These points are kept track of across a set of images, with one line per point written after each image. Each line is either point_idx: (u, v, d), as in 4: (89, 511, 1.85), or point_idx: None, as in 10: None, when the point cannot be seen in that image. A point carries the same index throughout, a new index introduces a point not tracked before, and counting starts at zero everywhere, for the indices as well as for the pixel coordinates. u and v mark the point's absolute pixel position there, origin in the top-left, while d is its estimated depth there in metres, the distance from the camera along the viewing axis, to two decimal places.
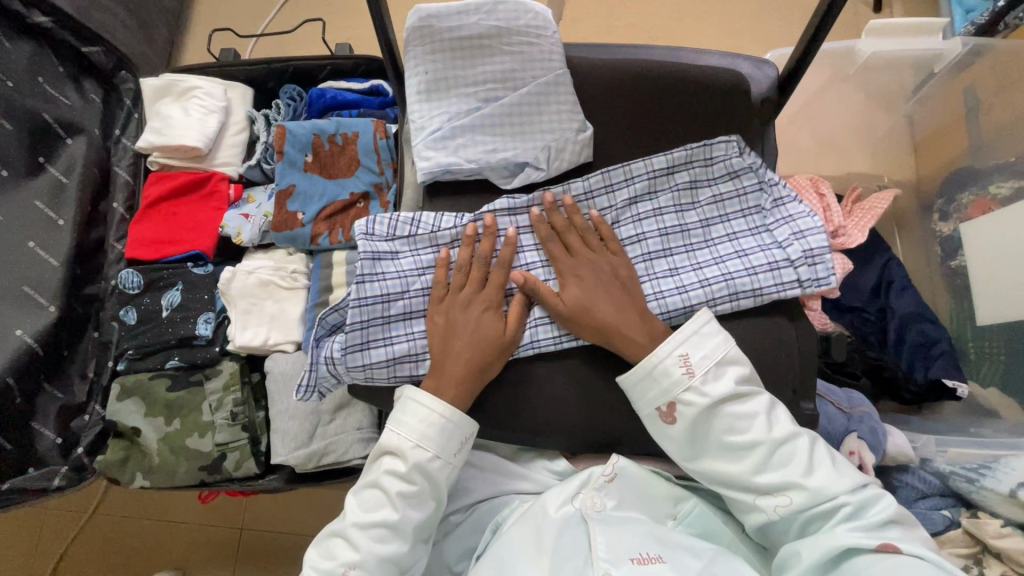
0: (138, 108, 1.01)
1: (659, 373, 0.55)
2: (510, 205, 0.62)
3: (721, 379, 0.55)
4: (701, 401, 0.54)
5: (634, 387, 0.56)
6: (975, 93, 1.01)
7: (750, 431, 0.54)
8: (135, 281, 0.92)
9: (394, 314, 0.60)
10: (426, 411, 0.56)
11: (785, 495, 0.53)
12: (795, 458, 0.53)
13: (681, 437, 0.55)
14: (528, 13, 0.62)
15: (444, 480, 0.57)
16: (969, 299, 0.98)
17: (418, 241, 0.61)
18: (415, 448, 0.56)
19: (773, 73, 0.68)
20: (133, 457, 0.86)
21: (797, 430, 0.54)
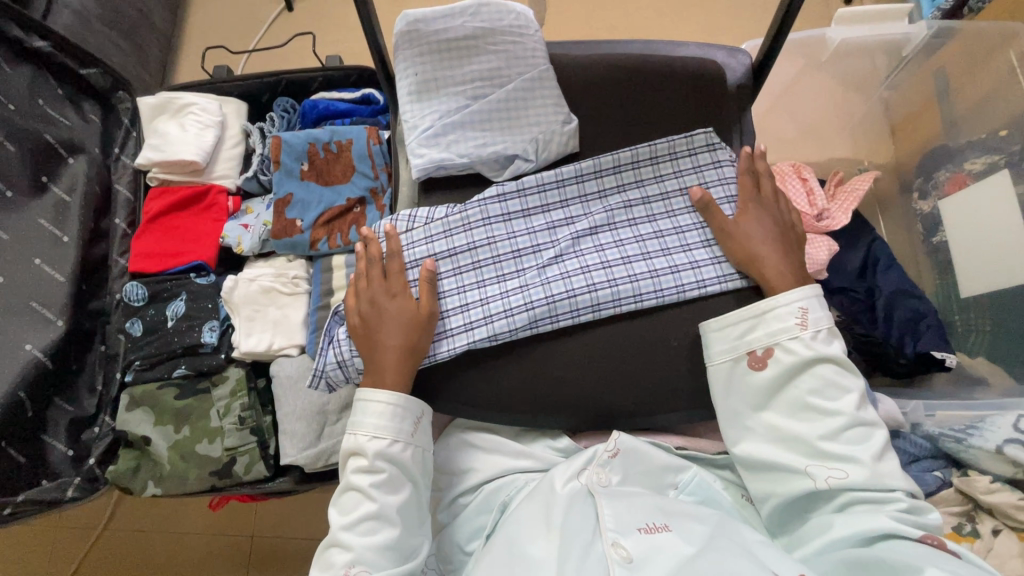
0: (136, 126, 1.03)
1: (771, 315, 0.59)
2: (504, 197, 0.64)
3: (826, 344, 0.58)
4: (803, 353, 0.57)
5: (734, 322, 0.60)
6: (945, 76, 1.05)
7: (836, 400, 0.56)
8: (140, 293, 0.94)
9: None
10: (376, 403, 0.58)
11: (840, 468, 0.54)
12: (867, 441, 0.55)
13: (766, 382, 0.58)
14: (511, 14, 0.66)
15: (411, 460, 0.59)
16: (952, 272, 1.01)
17: (415, 234, 0.64)
18: (371, 440, 0.58)
19: (747, 60, 0.71)
20: (144, 466, 0.88)
21: (878, 422, 0.56)
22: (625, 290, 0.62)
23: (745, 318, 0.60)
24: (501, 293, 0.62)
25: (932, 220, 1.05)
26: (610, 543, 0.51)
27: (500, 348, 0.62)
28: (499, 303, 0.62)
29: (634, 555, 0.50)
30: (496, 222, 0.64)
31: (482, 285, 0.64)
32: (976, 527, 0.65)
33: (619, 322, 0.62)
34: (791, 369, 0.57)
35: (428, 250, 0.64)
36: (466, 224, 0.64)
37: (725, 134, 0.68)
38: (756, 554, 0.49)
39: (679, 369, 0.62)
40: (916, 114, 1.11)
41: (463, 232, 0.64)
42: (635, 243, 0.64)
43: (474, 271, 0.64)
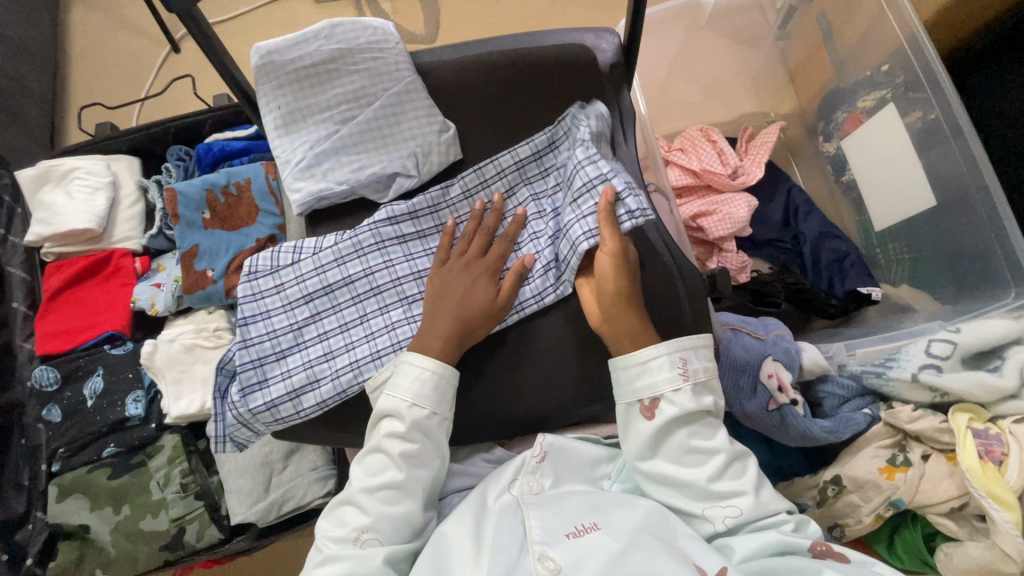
0: (20, 202, 0.97)
1: (654, 366, 0.56)
2: (390, 214, 0.62)
3: (702, 394, 0.56)
4: (685, 406, 0.55)
5: (622, 370, 0.57)
6: (826, 18, 1.05)
7: (713, 439, 0.55)
8: (51, 376, 0.89)
9: (286, 346, 0.60)
10: (418, 369, 0.56)
11: (733, 504, 0.53)
12: (744, 474, 0.55)
13: (652, 434, 0.55)
14: (367, 29, 0.63)
15: (444, 435, 0.57)
16: (865, 208, 1.04)
17: (304, 266, 0.61)
18: (411, 408, 0.55)
19: (616, 40, 0.69)
20: (88, 556, 0.83)
21: (747, 451, 0.57)
22: (524, 294, 0.61)
23: (634, 364, 0.56)
24: (405, 318, 0.61)
25: (840, 160, 1.07)
26: (537, 557, 0.51)
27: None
28: (404, 328, 0.60)
29: (563, 565, 0.50)
30: (390, 244, 0.62)
31: (383, 310, 0.61)
32: (908, 456, 0.67)
33: (526, 324, 0.62)
34: (676, 419, 0.55)
35: (320, 282, 0.61)
36: (358, 252, 0.61)
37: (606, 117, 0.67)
38: (684, 549, 0.50)
39: (593, 360, 0.61)
40: (810, 60, 1.12)
41: (356, 258, 0.61)
42: (530, 242, 0.64)
43: (374, 297, 0.61)
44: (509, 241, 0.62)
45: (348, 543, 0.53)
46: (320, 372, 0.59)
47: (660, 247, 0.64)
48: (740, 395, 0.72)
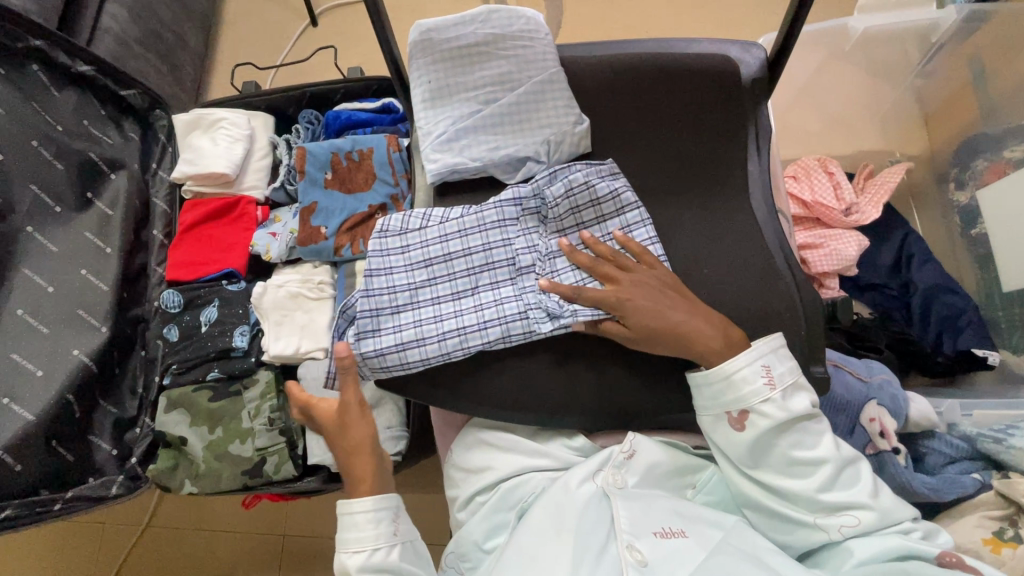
0: (172, 142, 1.07)
1: (736, 381, 0.57)
2: (516, 195, 0.65)
3: (798, 399, 0.57)
4: (778, 415, 0.56)
5: (707, 384, 0.58)
6: (980, 61, 1.01)
7: (817, 447, 0.57)
8: (175, 300, 0.98)
9: (401, 303, 0.64)
10: (354, 515, 0.60)
11: (850, 515, 0.55)
12: (857, 480, 0.56)
13: (746, 445, 0.57)
14: (521, 19, 0.67)
15: (400, 558, 0.60)
16: (994, 266, 0.97)
17: (429, 232, 0.65)
18: (358, 552, 0.59)
19: (762, 54, 0.69)
20: (182, 464, 0.92)
21: (858, 455, 0.58)
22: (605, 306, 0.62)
23: (717, 380, 0.58)
24: (514, 294, 0.63)
25: (971, 211, 1.01)
26: (625, 545, 0.54)
27: (515, 349, 0.64)
28: (511, 304, 0.63)
29: (650, 559, 0.53)
30: (510, 224, 0.65)
31: (494, 287, 0.64)
32: (1018, 532, 0.63)
33: None
34: (773, 430, 0.56)
35: (442, 249, 0.65)
36: (481, 227, 0.65)
37: (743, 132, 0.68)
38: (770, 563, 0.51)
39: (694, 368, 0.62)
40: (950, 103, 1.08)
41: (477, 232, 0.65)
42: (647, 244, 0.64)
43: (487, 271, 0.64)
44: (603, 249, 0.62)
45: None
46: (427, 331, 0.62)
47: (780, 269, 0.64)
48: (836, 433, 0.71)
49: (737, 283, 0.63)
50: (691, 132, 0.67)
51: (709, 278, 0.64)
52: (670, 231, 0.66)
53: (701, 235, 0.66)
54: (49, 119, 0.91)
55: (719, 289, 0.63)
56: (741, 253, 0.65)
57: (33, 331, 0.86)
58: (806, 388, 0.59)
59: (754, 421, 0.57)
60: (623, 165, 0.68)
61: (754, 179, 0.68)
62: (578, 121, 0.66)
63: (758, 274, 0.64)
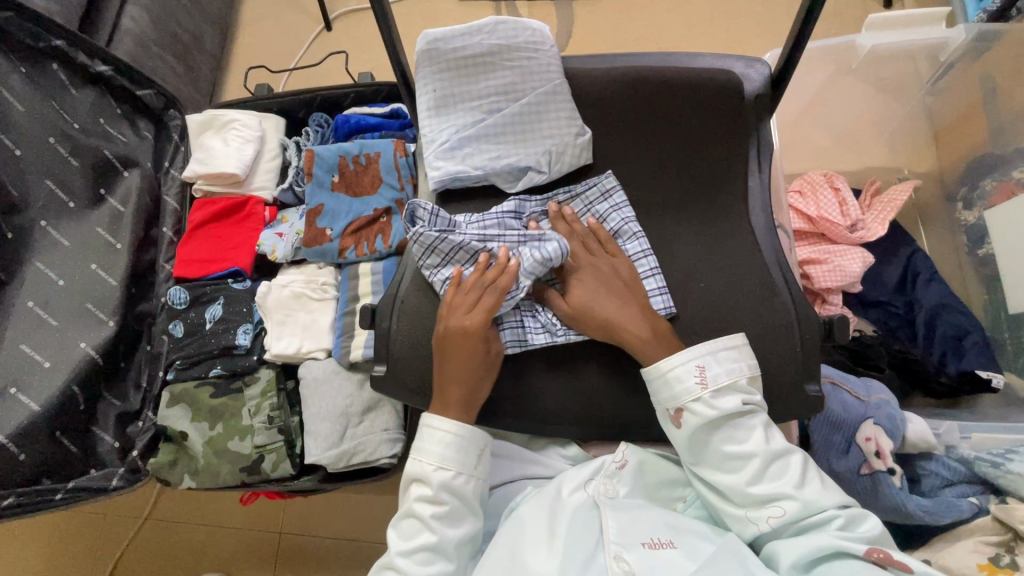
0: (185, 141, 1.08)
1: (672, 379, 0.58)
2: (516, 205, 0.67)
3: (728, 396, 0.58)
4: (708, 412, 0.57)
5: (648, 383, 0.60)
6: (992, 79, 1.00)
7: (748, 442, 0.57)
8: (181, 297, 1.00)
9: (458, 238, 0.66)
10: (440, 433, 0.60)
11: (777, 506, 0.55)
12: (786, 472, 0.56)
13: (683, 442, 0.59)
14: (526, 31, 0.68)
15: (472, 492, 0.60)
16: (1000, 287, 0.96)
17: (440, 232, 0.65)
18: (437, 471, 0.60)
19: (766, 70, 0.70)
20: (181, 460, 0.93)
21: (790, 447, 0.57)
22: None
23: (659, 379, 0.59)
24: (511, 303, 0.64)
25: (978, 231, 1.00)
26: (613, 556, 0.55)
27: (511, 356, 0.65)
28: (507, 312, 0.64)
29: (636, 570, 0.53)
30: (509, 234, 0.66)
31: None
32: (1014, 559, 0.62)
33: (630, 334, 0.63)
34: (703, 427, 0.57)
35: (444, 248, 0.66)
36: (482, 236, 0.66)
37: (744, 147, 0.68)
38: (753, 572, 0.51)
39: None
40: (962, 121, 1.07)
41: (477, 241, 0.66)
42: (644, 257, 0.65)
43: None
44: (580, 228, 0.66)
45: None
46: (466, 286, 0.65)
47: (779, 286, 0.64)
48: (831, 452, 0.70)
49: (735, 299, 0.63)
50: (693, 146, 0.68)
51: (705, 291, 0.64)
52: (668, 243, 0.66)
53: (701, 248, 0.66)
54: (66, 117, 0.93)
55: (718, 304, 0.63)
56: (740, 268, 0.65)
57: (43, 323, 0.88)
58: (740, 385, 0.58)
59: (688, 420, 0.58)
60: (625, 177, 0.68)
61: (754, 196, 0.68)
62: (579, 133, 0.67)
63: (755, 290, 0.64)
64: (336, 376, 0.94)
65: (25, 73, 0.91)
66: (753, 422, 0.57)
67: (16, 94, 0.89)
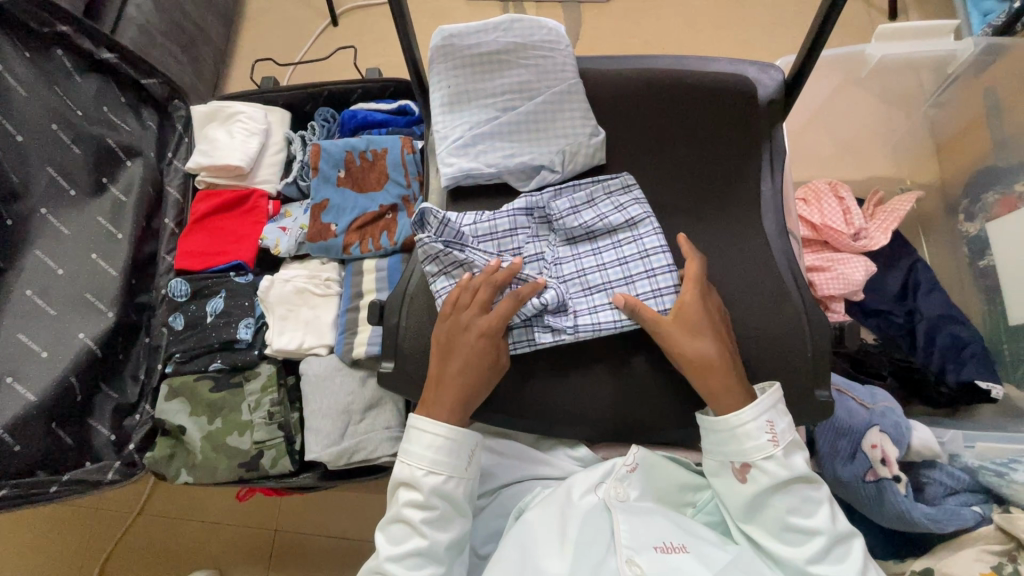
0: (189, 133, 1.08)
1: (742, 434, 0.57)
2: (530, 201, 0.66)
3: (797, 458, 0.57)
4: (777, 472, 0.56)
5: (712, 432, 0.58)
6: (995, 93, 1.01)
7: (812, 518, 0.55)
8: (182, 290, 0.99)
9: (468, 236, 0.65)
10: (431, 436, 0.60)
11: None
12: (848, 558, 0.54)
13: (745, 502, 0.57)
14: (542, 29, 0.68)
15: (461, 494, 0.60)
16: (1001, 298, 0.97)
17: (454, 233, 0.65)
18: (427, 475, 0.59)
19: (779, 76, 0.70)
20: (178, 454, 0.92)
21: (855, 531, 0.56)
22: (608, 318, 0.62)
23: (722, 429, 0.58)
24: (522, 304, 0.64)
25: (980, 242, 1.01)
26: (625, 559, 0.55)
27: (522, 356, 0.65)
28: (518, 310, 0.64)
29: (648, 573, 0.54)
30: (520, 233, 0.66)
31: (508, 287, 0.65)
32: (1016, 568, 0.64)
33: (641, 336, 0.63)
34: (772, 487, 0.56)
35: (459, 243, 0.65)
36: (494, 236, 0.66)
37: (756, 152, 0.68)
38: None
39: None
40: (964, 133, 1.08)
41: (487, 241, 0.66)
42: (661, 252, 0.64)
43: None
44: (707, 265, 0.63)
45: None
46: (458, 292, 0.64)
47: (790, 291, 0.64)
48: (836, 457, 0.70)
49: (746, 303, 0.64)
50: (705, 149, 0.68)
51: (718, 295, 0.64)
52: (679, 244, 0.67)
53: (712, 252, 0.66)
54: (70, 103, 0.92)
55: (729, 308, 0.63)
56: (751, 273, 0.65)
57: (41, 312, 0.86)
58: (807, 447, 0.58)
59: (755, 476, 0.57)
60: (637, 179, 0.68)
61: (767, 200, 0.68)
62: (592, 133, 0.67)
63: (765, 295, 0.64)
64: (338, 373, 0.93)
65: (29, 58, 0.89)
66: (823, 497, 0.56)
67: (17, 77, 0.87)
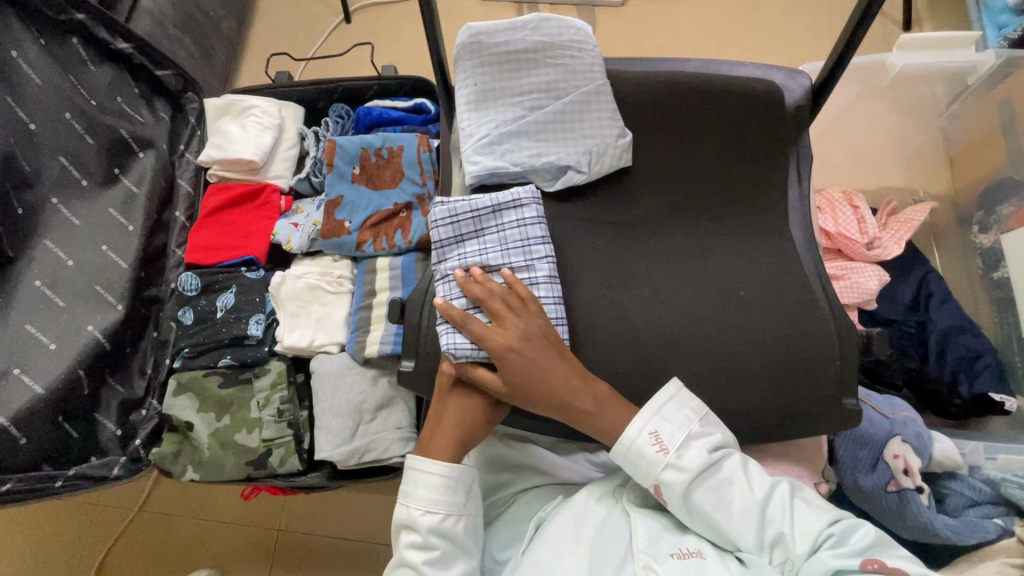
0: (201, 125, 1.07)
1: (635, 454, 0.57)
2: (538, 219, 0.64)
3: (693, 451, 0.56)
4: (680, 480, 0.55)
5: (627, 464, 0.58)
6: (1011, 106, 1.02)
7: (734, 499, 0.56)
8: (193, 284, 0.97)
9: (485, 232, 0.64)
10: (427, 474, 0.59)
11: (782, 551, 0.55)
12: (778, 512, 0.56)
13: (676, 514, 0.57)
14: (570, 29, 0.67)
15: (463, 531, 0.58)
16: (1014, 310, 0.97)
17: (466, 248, 0.64)
18: (425, 515, 0.58)
19: (807, 82, 0.70)
20: (185, 451, 0.91)
21: (771, 481, 0.57)
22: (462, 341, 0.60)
23: (630, 458, 0.57)
24: None
25: (993, 254, 1.02)
26: (643, 565, 0.54)
27: None
28: None
29: None
30: (535, 244, 0.64)
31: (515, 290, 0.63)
32: None
33: (666, 341, 0.63)
34: (687, 493, 0.56)
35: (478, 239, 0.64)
36: (504, 247, 0.63)
37: (781, 158, 0.68)
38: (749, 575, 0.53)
39: (725, 386, 0.61)
40: (978, 145, 1.09)
41: (499, 250, 0.63)
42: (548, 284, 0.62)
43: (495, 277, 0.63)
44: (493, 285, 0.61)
45: None
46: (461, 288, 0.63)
47: (818, 298, 0.64)
48: (857, 466, 0.70)
49: (773, 310, 0.63)
50: (732, 153, 0.68)
51: (745, 300, 0.64)
52: (704, 249, 0.66)
53: (738, 255, 0.66)
54: (84, 92, 0.91)
55: (755, 314, 0.63)
56: (777, 279, 0.65)
57: (50, 304, 0.85)
58: (703, 435, 0.57)
59: (668, 493, 0.56)
60: (663, 181, 0.68)
61: (794, 206, 0.68)
62: (619, 134, 0.66)
63: (790, 301, 0.64)
64: (350, 371, 0.92)
65: (45, 46, 0.88)
66: (727, 472, 0.56)
67: (33, 65, 0.86)
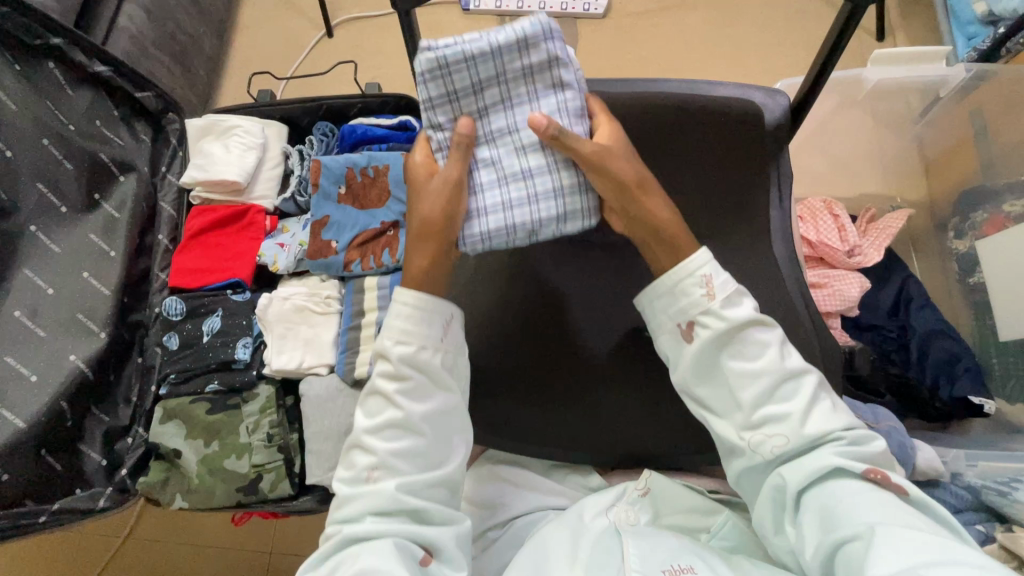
0: (183, 145, 1.05)
1: (678, 291, 0.59)
2: (549, 75, 0.59)
3: (740, 307, 0.58)
4: (718, 326, 0.57)
5: (656, 299, 0.60)
6: (982, 115, 1.05)
7: (759, 360, 0.56)
8: (178, 308, 0.97)
9: (486, 90, 0.59)
10: (399, 305, 0.59)
11: (778, 432, 0.55)
12: (797, 395, 0.56)
13: (694, 360, 0.58)
14: None
15: (438, 363, 0.59)
16: (991, 314, 0.99)
17: (463, 104, 0.60)
18: (398, 345, 0.58)
19: (785, 101, 0.70)
20: (172, 478, 0.89)
21: (804, 369, 0.57)
22: (494, 226, 0.59)
23: (668, 291, 0.59)
24: (526, 199, 0.59)
25: (969, 259, 1.04)
26: None
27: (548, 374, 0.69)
28: (524, 203, 0.59)
29: None
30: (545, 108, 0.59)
31: (521, 155, 0.60)
32: None
33: None
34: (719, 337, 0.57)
35: (477, 100, 0.60)
36: (506, 105, 0.60)
37: (763, 179, 0.70)
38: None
39: None
40: (951, 152, 1.11)
41: (503, 112, 0.60)
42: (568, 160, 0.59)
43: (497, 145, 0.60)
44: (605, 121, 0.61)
45: (361, 483, 0.57)
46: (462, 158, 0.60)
47: (801, 315, 0.66)
48: None
49: None
50: (714, 173, 0.69)
51: None
52: None
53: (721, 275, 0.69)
54: (61, 118, 0.89)
55: None
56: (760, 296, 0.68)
57: (30, 333, 0.83)
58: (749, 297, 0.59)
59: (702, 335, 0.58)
60: None
61: (775, 227, 0.70)
62: None
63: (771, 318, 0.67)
64: (339, 394, 0.92)
65: (19, 72, 0.85)
66: (768, 343, 0.57)
67: (7, 91, 0.84)
